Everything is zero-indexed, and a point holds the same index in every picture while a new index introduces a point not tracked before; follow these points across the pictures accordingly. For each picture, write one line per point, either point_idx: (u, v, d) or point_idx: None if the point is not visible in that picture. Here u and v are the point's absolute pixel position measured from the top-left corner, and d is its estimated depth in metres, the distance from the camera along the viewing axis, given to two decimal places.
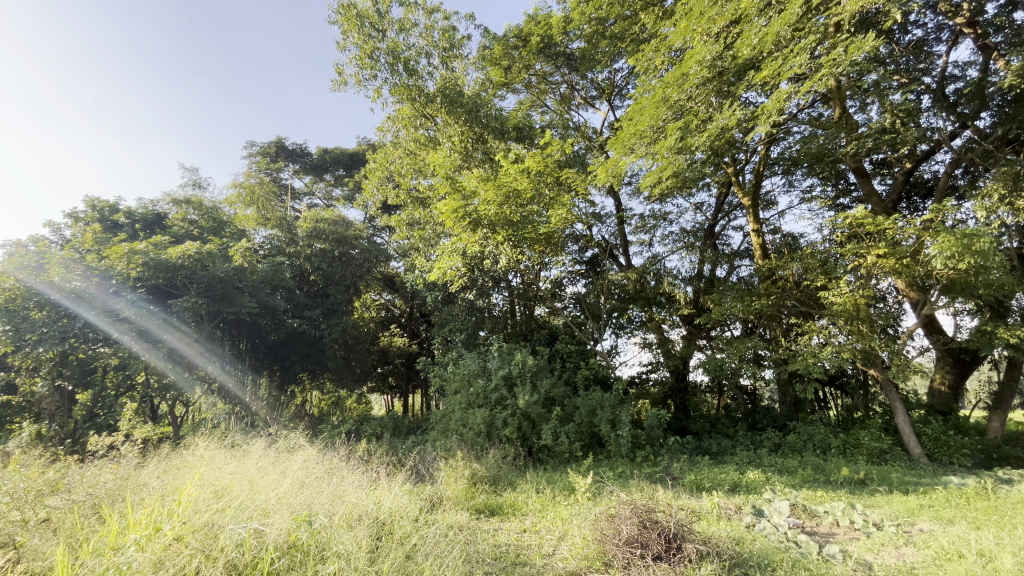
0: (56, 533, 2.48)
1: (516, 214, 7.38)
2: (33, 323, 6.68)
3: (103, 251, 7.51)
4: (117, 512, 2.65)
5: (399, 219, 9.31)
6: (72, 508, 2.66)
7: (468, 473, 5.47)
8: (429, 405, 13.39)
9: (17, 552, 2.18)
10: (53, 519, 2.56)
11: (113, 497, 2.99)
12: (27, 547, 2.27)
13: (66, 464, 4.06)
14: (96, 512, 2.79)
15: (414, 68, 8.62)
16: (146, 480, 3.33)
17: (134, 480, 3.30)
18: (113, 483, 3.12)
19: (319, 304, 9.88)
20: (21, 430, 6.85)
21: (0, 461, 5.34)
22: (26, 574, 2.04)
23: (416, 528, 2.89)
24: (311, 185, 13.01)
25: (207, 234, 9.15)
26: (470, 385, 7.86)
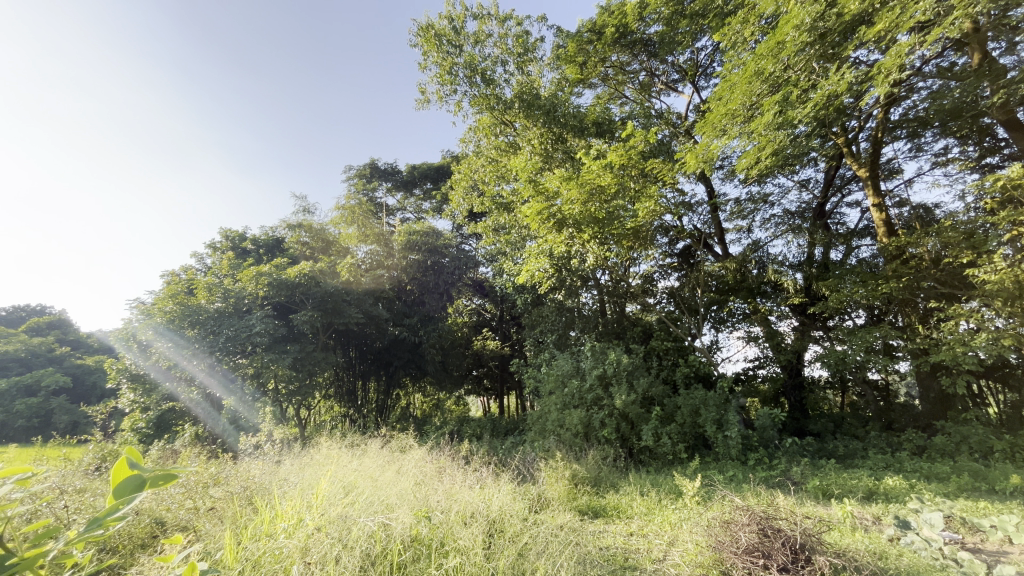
0: (222, 519, 2.89)
1: (601, 210, 7.22)
2: (188, 340, 7.78)
3: (237, 275, 8.65)
4: (266, 504, 3.02)
5: (485, 225, 9.56)
6: (231, 499, 3.08)
7: (569, 474, 5.47)
8: (525, 405, 13.60)
9: (195, 535, 2.56)
10: (218, 507, 3.00)
11: (262, 489, 3.41)
12: (202, 531, 2.66)
13: (222, 460, 4.72)
14: (251, 502, 3.22)
15: (491, 78, 8.86)
16: (288, 475, 3.76)
17: (276, 477, 3.72)
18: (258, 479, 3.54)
19: (416, 312, 10.50)
20: (183, 431, 7.96)
21: (172, 459, 6.31)
22: (204, 554, 2.41)
23: (526, 527, 2.94)
24: (403, 201, 13.86)
25: (318, 254, 10.12)
26: (565, 385, 7.88)
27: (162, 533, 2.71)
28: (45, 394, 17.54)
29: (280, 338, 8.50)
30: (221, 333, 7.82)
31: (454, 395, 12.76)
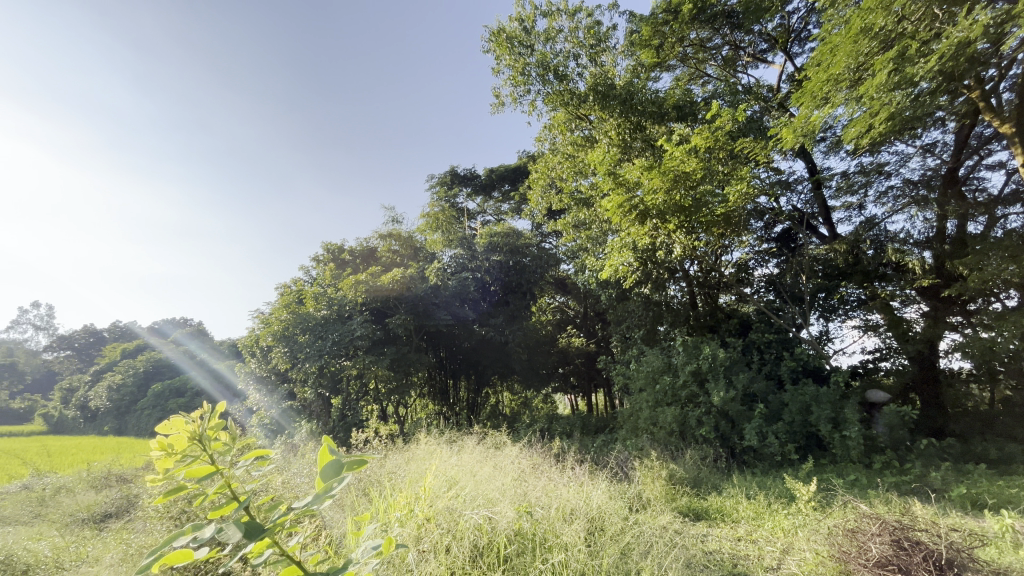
0: (341, 507, 3.19)
1: (687, 198, 6.83)
2: (301, 345, 8.59)
3: (339, 284, 9.43)
4: (377, 495, 3.27)
5: (565, 222, 9.51)
6: (347, 489, 3.38)
7: (666, 473, 5.26)
8: (614, 403, 13.35)
9: (322, 520, 2.85)
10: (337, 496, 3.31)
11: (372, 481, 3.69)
12: (327, 517, 2.94)
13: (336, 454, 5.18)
14: (363, 491, 3.52)
15: (564, 73, 8.78)
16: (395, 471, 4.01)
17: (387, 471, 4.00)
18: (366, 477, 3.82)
19: (501, 312, 10.73)
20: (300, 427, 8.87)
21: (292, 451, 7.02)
22: (328, 537, 2.66)
23: (628, 527, 2.90)
24: (483, 204, 14.22)
25: (407, 260, 10.55)
26: (656, 382, 7.65)
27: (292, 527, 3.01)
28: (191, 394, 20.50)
29: (378, 340, 9.11)
30: (328, 338, 8.55)
31: (541, 394, 12.80)
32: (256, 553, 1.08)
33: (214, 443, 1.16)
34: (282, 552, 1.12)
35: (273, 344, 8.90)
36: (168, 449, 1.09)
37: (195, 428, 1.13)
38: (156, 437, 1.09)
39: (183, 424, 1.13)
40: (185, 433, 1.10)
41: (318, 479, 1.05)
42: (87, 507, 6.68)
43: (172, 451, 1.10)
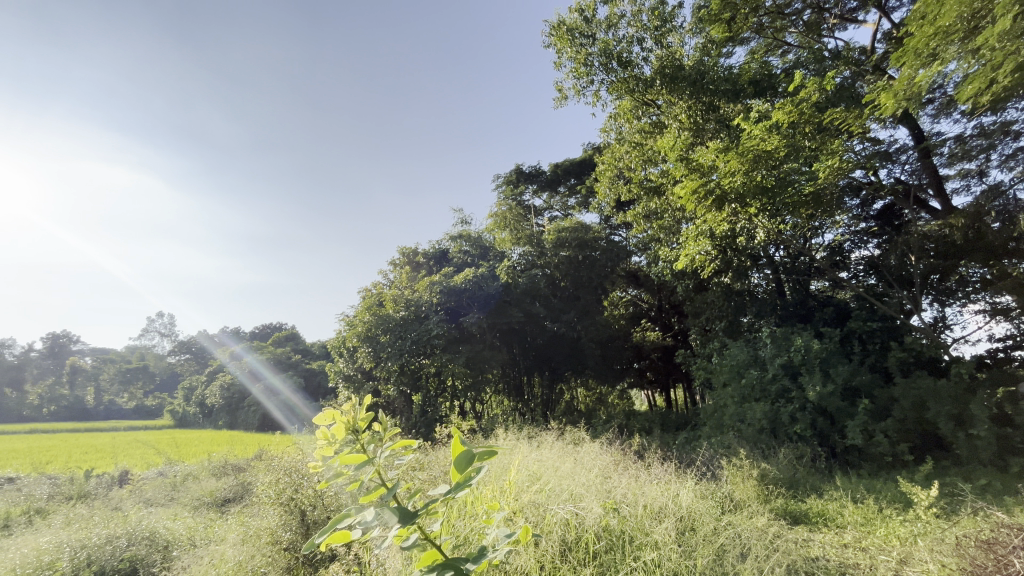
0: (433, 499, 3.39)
1: (770, 178, 6.34)
2: (383, 345, 9.06)
3: (415, 286, 9.86)
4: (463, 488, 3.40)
5: (635, 213, 9.24)
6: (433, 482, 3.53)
7: (758, 473, 4.94)
8: (694, 400, 12.79)
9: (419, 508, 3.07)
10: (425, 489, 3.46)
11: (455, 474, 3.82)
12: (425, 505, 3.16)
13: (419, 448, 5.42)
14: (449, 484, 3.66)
15: (628, 60, 8.50)
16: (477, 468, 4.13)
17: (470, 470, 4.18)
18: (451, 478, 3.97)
19: (573, 307, 10.67)
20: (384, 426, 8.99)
21: None
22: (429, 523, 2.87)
23: (720, 527, 2.77)
24: (549, 200, 14.16)
25: (478, 259, 10.79)
26: (742, 376, 7.23)
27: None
28: (274, 403, 21.67)
29: (454, 339, 9.41)
30: (407, 338, 8.99)
31: (617, 390, 12.58)
32: (404, 536, 1.23)
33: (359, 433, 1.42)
34: (424, 536, 1.26)
35: (358, 344, 9.46)
36: (327, 437, 1.38)
37: (347, 421, 1.42)
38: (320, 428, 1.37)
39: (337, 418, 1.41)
40: (340, 423, 1.37)
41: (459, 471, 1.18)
42: (210, 492, 7.52)
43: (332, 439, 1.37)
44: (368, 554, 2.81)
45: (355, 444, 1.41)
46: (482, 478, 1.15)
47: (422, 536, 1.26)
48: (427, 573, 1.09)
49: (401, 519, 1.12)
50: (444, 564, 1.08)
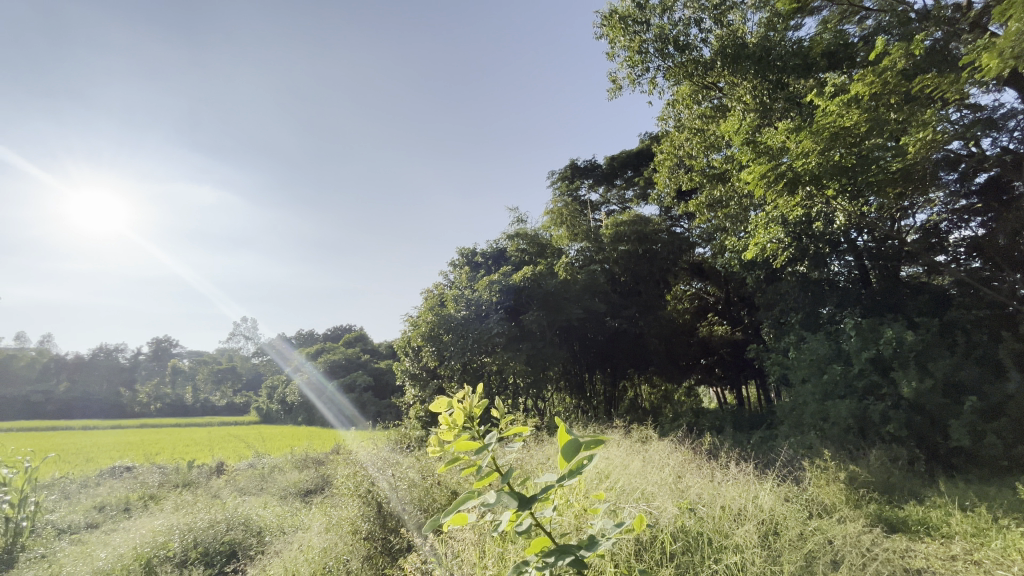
0: None
1: (850, 157, 5.84)
2: (446, 344, 9.30)
3: (475, 285, 10.03)
4: None
5: (697, 203, 8.84)
6: None
7: (846, 475, 4.59)
8: (769, 397, 12.05)
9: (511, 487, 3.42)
10: None
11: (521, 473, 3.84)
12: None
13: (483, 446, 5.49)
14: None
15: (686, 43, 8.12)
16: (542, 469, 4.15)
17: (532, 470, 4.22)
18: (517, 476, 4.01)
19: (635, 302, 10.42)
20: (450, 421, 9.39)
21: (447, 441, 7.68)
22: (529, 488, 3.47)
23: (808, 533, 2.59)
24: (606, 194, 13.86)
25: (536, 257, 10.78)
26: (823, 372, 6.73)
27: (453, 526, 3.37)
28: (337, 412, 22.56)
29: (515, 337, 9.49)
30: (469, 336, 9.22)
31: (683, 386, 12.13)
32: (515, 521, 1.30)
33: (474, 422, 1.56)
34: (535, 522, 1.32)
35: (422, 343, 9.77)
36: (448, 425, 1.52)
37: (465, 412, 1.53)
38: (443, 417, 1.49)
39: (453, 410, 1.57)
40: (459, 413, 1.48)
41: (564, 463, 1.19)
42: (294, 483, 8.09)
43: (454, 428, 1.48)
44: (441, 548, 2.92)
45: (471, 432, 1.52)
46: (590, 468, 1.16)
47: (533, 522, 1.31)
48: (539, 557, 1.17)
49: (517, 503, 1.23)
50: (556, 548, 1.15)
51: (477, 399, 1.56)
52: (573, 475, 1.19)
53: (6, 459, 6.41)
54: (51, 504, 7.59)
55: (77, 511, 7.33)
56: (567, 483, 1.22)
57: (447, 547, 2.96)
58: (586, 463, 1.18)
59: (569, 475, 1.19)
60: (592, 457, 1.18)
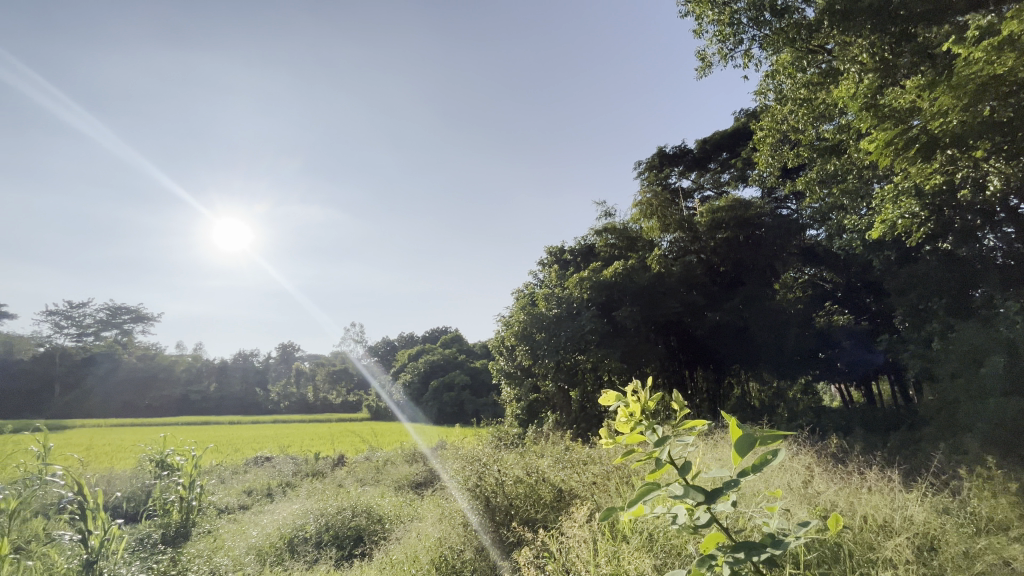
0: (618, 494, 3.63)
1: (1007, 110, 4.90)
2: (540, 342, 9.40)
3: (566, 283, 10.02)
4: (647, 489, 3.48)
5: (808, 180, 8.00)
6: (613, 494, 3.57)
7: (1020, 487, 3.87)
8: (909, 394, 10.56)
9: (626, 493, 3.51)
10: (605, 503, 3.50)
11: (628, 481, 3.75)
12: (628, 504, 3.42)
13: (583, 445, 5.46)
14: (620, 493, 3.64)
15: (785, 5, 7.39)
16: (648, 472, 4.05)
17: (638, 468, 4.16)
18: (620, 476, 3.97)
19: (738, 294, 9.70)
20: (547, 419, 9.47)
21: (544, 438, 7.75)
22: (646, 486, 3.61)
23: (979, 550, 2.24)
24: (699, 180, 13.05)
25: (626, 252, 10.48)
26: (981, 364, 5.75)
27: (560, 523, 3.41)
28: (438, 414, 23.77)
29: (608, 334, 9.31)
30: (562, 334, 9.22)
31: (800, 383, 11.06)
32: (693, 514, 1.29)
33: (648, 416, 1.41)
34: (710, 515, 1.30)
35: (516, 343, 9.98)
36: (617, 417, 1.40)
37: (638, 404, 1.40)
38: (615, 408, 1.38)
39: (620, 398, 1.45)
40: (632, 406, 1.37)
41: (737, 452, 1.20)
42: (405, 476, 8.67)
43: (629, 420, 1.37)
44: (550, 548, 2.96)
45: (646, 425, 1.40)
46: (774, 462, 1.17)
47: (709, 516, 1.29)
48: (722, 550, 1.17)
49: (704, 497, 1.21)
50: (745, 545, 1.16)
51: (650, 389, 1.43)
52: (755, 470, 1.20)
53: (179, 448, 7.65)
54: (213, 486, 8.96)
55: (232, 494, 8.56)
56: (746, 476, 1.23)
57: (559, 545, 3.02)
58: (772, 457, 1.19)
59: (752, 468, 1.20)
60: (776, 451, 1.20)
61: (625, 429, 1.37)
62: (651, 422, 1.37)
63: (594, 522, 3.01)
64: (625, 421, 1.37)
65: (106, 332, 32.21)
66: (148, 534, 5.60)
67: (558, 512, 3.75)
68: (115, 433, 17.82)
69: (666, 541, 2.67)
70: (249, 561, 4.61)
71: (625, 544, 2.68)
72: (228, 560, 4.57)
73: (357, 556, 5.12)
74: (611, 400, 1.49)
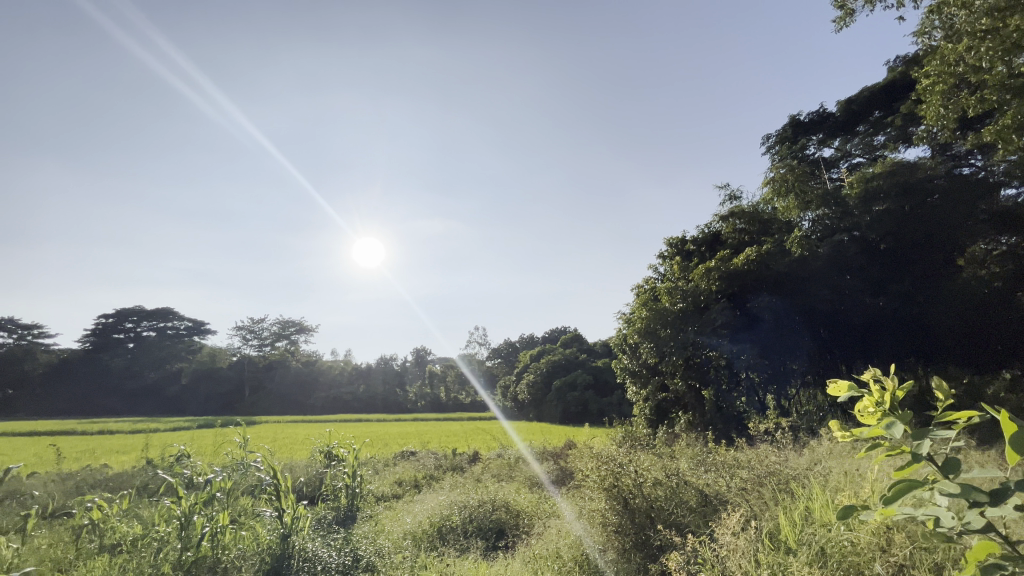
0: (772, 505, 3.32)
1: None
2: (665, 340, 9.05)
3: (690, 275, 9.45)
4: (809, 502, 3.11)
5: (999, 129, 6.48)
6: (770, 507, 3.29)
7: None
8: None
9: (784, 506, 3.18)
10: (759, 514, 3.22)
11: (785, 495, 3.40)
12: (786, 515, 3.09)
13: (724, 449, 5.08)
14: (773, 504, 3.35)
15: None
16: (804, 482, 3.63)
17: (790, 476, 3.75)
18: (773, 484, 3.63)
19: (908, 274, 8.17)
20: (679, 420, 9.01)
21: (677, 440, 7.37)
22: (807, 497, 3.24)
23: None
24: (845, 146, 11.34)
25: (759, 237, 9.50)
26: None
27: (710, 528, 3.24)
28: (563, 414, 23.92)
29: (744, 329, 8.56)
30: (691, 330, 8.78)
31: None
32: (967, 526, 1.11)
33: (897, 408, 1.27)
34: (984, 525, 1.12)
35: (639, 340, 9.67)
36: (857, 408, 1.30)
37: (886, 393, 1.26)
38: (859, 398, 1.28)
39: (857, 387, 1.34)
40: (879, 397, 1.25)
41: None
42: (537, 473, 8.91)
43: (878, 413, 1.25)
44: (701, 555, 2.81)
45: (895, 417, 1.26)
46: None
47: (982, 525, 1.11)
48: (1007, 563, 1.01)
49: (986, 501, 1.04)
50: None
51: (898, 378, 1.30)
52: None
53: (340, 442, 8.75)
54: (371, 476, 10.12)
55: (386, 484, 9.58)
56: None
57: (709, 554, 2.84)
58: None
59: None
60: None
61: (870, 420, 1.26)
62: (904, 412, 1.23)
63: (749, 531, 2.77)
64: (871, 412, 1.25)
65: (279, 343, 38.20)
66: (324, 515, 6.49)
67: (704, 517, 3.56)
68: (292, 428, 21.05)
69: (844, 559, 2.38)
70: (407, 545, 5.11)
71: (792, 559, 2.46)
72: (390, 542, 5.10)
73: (500, 547, 5.40)
74: (846, 390, 1.38)
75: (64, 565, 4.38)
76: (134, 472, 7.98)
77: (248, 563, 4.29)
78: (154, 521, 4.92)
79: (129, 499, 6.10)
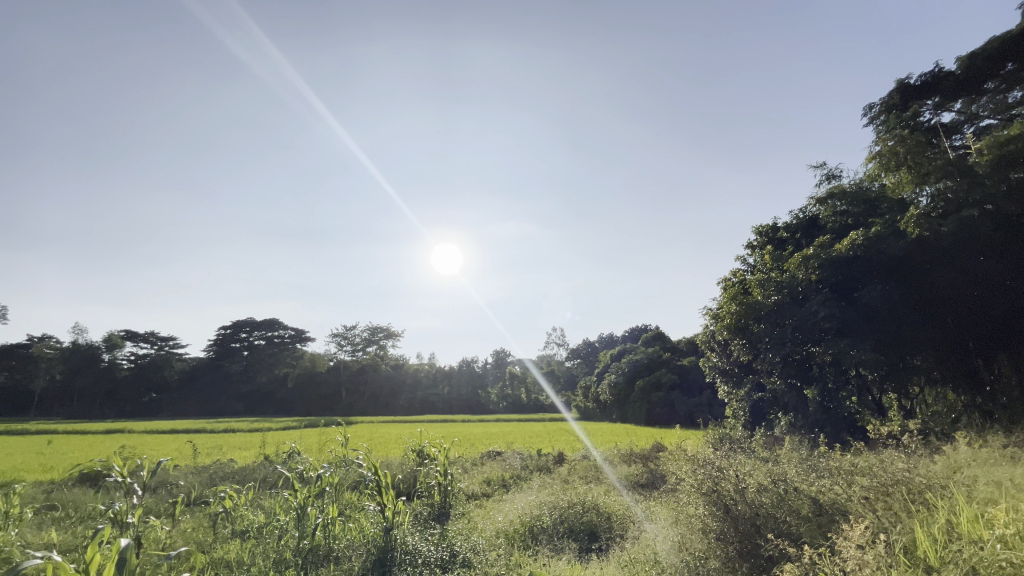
0: (901, 518, 2.98)
1: None
2: (759, 336, 8.49)
3: (785, 265, 8.78)
4: (948, 516, 2.76)
5: None
6: (897, 518, 2.97)
7: None
8: None
9: (914, 518, 2.86)
10: (886, 527, 2.92)
11: (916, 507, 3.05)
12: (918, 528, 2.78)
13: (836, 454, 4.63)
14: (902, 516, 3.01)
15: None
16: (936, 492, 3.23)
17: (919, 486, 3.35)
18: (903, 494, 3.24)
19: None
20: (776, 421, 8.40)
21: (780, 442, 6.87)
22: (946, 509, 2.87)
23: None
24: (970, 108, 9.78)
25: (865, 218, 8.57)
26: None
27: (830, 541, 2.97)
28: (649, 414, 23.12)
29: (852, 321, 7.77)
30: (789, 324, 8.02)
31: None
32: None
33: None
34: None
35: (730, 336, 9.11)
36: None
37: None
38: None
39: None
40: None
41: None
42: (626, 476, 8.72)
43: None
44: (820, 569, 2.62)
45: None
46: None
47: None
48: None
49: None
50: None
51: None
52: None
53: (431, 441, 9.14)
54: (461, 475, 10.47)
55: (475, 482, 9.87)
56: None
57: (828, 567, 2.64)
58: None
59: None
60: None
61: None
62: None
63: (878, 545, 2.53)
64: None
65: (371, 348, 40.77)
66: (421, 511, 6.83)
67: (820, 529, 3.28)
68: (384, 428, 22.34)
69: None
70: (501, 542, 5.24)
71: None
72: (484, 539, 5.24)
73: (594, 550, 5.35)
74: None
75: (205, 546, 5.00)
76: (255, 466, 8.91)
77: (356, 553, 4.63)
78: (275, 511, 5.46)
79: (253, 491, 6.83)
